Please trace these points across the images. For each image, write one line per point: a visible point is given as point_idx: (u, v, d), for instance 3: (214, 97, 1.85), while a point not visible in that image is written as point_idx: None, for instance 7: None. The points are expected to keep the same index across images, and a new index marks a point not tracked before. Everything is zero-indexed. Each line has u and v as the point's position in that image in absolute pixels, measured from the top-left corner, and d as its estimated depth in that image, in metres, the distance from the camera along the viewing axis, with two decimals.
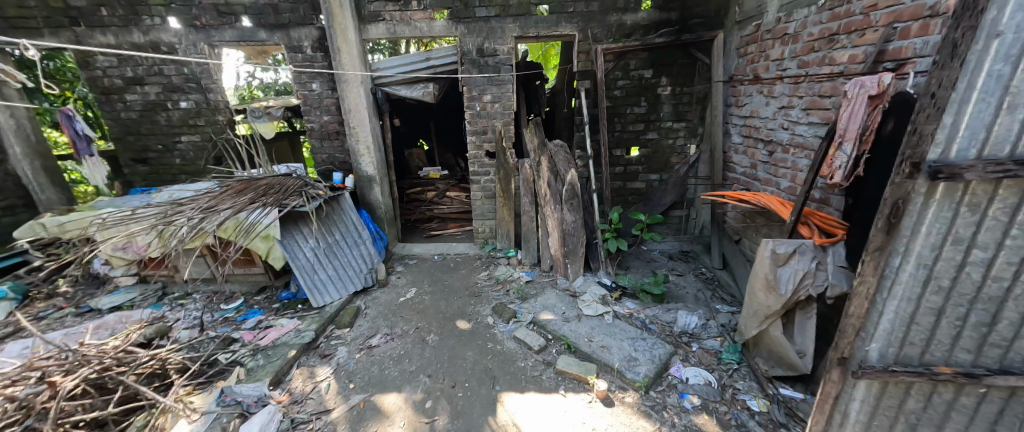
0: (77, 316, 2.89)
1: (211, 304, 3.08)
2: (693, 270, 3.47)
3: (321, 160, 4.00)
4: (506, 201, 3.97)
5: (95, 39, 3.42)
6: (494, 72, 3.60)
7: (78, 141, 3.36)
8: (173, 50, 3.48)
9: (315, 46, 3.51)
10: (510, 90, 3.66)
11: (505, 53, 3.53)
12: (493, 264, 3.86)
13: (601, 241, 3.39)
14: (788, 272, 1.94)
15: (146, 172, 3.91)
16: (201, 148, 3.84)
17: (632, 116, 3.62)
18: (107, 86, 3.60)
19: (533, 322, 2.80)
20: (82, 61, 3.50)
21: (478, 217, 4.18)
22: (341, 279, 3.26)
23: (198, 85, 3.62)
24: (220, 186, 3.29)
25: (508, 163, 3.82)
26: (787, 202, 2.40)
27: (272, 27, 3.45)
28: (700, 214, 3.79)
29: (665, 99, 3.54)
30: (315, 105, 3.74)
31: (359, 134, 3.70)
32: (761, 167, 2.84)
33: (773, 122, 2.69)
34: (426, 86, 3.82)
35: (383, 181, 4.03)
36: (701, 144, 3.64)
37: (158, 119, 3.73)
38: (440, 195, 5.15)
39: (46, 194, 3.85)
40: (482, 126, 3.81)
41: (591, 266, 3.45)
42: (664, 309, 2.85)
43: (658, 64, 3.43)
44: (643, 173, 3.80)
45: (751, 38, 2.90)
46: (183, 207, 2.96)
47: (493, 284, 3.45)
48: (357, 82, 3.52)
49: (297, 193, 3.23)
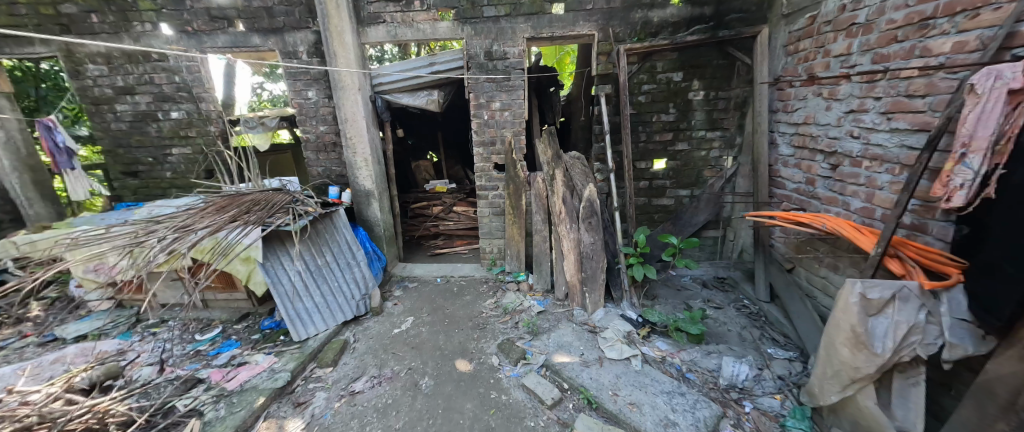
0: (40, 346, 2.61)
1: (185, 334, 2.77)
2: (733, 302, 2.97)
3: (317, 173, 3.72)
4: (516, 219, 3.57)
5: (86, 47, 3.26)
6: (504, 77, 3.26)
7: (56, 153, 3.35)
8: (164, 58, 3.29)
9: (311, 51, 3.27)
10: (521, 96, 3.31)
11: (516, 56, 3.20)
12: (501, 290, 3.44)
13: (624, 267, 2.94)
14: (885, 324, 1.46)
15: (136, 186, 3.71)
16: (193, 160, 3.62)
17: (658, 124, 3.20)
18: (97, 96, 3.42)
19: (545, 365, 2.36)
20: (72, 70, 3.35)
21: (484, 236, 3.78)
22: (329, 307, 2.92)
23: (190, 94, 3.41)
24: (203, 202, 3.05)
25: (518, 177, 3.45)
26: (864, 227, 1.93)
27: (266, 32, 3.24)
28: (738, 235, 3.30)
29: (697, 105, 3.12)
30: (311, 114, 3.48)
31: (356, 146, 3.40)
32: (820, 183, 2.37)
33: (836, 130, 2.23)
34: (430, 93, 3.55)
35: (383, 196, 3.71)
36: (739, 155, 3.19)
37: (149, 130, 3.53)
38: (446, 209, 4.82)
39: (34, 208, 3.67)
40: (490, 136, 3.46)
41: (612, 295, 2.99)
42: (703, 353, 2.37)
43: (688, 65, 3.02)
44: (671, 188, 3.36)
45: (803, 33, 2.48)
46: (158, 225, 2.71)
47: (500, 315, 3.02)
48: (354, 89, 3.24)
49: (284, 209, 2.92)
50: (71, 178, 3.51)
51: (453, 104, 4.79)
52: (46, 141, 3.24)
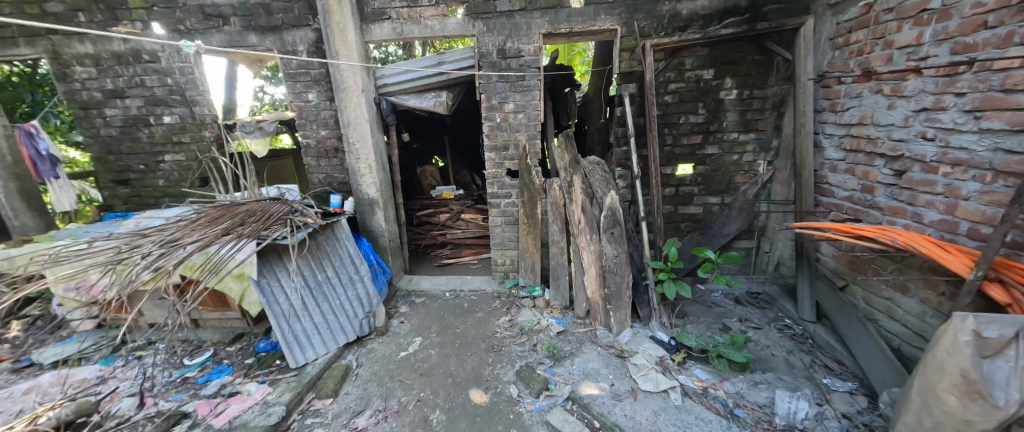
0: (14, 372, 2.38)
1: (173, 358, 2.53)
2: (773, 321, 2.70)
3: (318, 181, 3.49)
4: (531, 228, 3.31)
5: (73, 48, 3.07)
6: (518, 76, 3.03)
7: (38, 162, 3.21)
8: (155, 59, 3.09)
9: (311, 51, 3.06)
10: (536, 97, 3.07)
11: (532, 53, 2.96)
12: (515, 307, 3.17)
13: (652, 283, 2.67)
14: (1006, 369, 1.18)
15: (128, 194, 3.51)
16: (186, 168, 3.41)
17: (686, 126, 2.94)
18: (85, 100, 3.22)
19: (571, 398, 2.10)
20: (59, 73, 3.15)
21: (496, 247, 3.52)
22: (329, 328, 2.67)
23: (183, 98, 3.21)
24: (194, 213, 2.83)
25: (533, 184, 3.21)
26: (947, 244, 1.65)
27: (263, 30, 3.03)
28: (775, 247, 3.02)
29: (729, 105, 2.85)
30: (312, 118, 3.26)
31: (360, 152, 3.17)
32: (881, 192, 2.10)
33: (902, 131, 1.96)
34: (438, 94, 3.32)
35: (388, 204, 3.47)
36: (776, 159, 2.91)
37: (140, 136, 3.32)
38: (454, 217, 4.58)
39: (20, 219, 3.47)
40: (503, 140, 3.22)
41: (638, 313, 2.72)
42: (749, 383, 2.10)
43: (720, 62, 2.77)
44: (700, 195, 3.09)
45: (855, 23, 2.22)
46: (145, 238, 2.49)
47: (515, 336, 2.76)
48: (357, 91, 3.02)
49: (282, 221, 2.69)
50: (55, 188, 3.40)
51: (462, 106, 4.56)
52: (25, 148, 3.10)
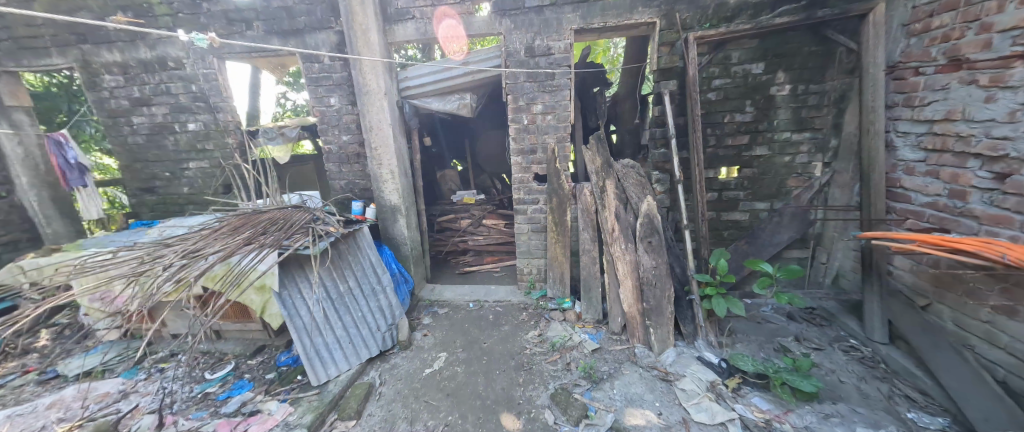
0: (40, 385, 2.35)
1: (194, 371, 2.46)
2: (836, 341, 2.41)
3: (339, 187, 3.40)
4: (560, 237, 3.12)
5: (101, 56, 3.08)
6: (546, 76, 2.85)
7: (67, 171, 3.38)
8: (180, 66, 3.08)
9: (333, 54, 2.97)
10: (567, 97, 2.89)
11: (562, 50, 2.78)
12: (544, 320, 2.98)
13: (697, 298, 2.44)
14: None
15: (153, 202, 3.51)
16: (210, 175, 3.38)
17: (732, 126, 2.70)
18: (113, 109, 3.24)
19: (614, 428, 1.89)
20: (89, 82, 3.17)
21: (522, 256, 3.34)
22: (352, 342, 2.55)
23: (207, 104, 3.18)
24: (216, 221, 2.77)
25: (562, 189, 3.03)
26: None
27: (286, 34, 2.97)
28: (833, 258, 2.73)
29: (781, 101, 2.60)
30: (334, 123, 3.17)
31: (382, 157, 3.06)
32: (977, 198, 1.82)
33: (1006, 127, 1.69)
34: (462, 96, 3.19)
35: (410, 211, 3.35)
36: (834, 161, 2.63)
37: (165, 143, 3.32)
38: (476, 223, 4.43)
39: (52, 226, 3.53)
40: (530, 143, 3.04)
41: (681, 331, 2.48)
42: (819, 416, 1.84)
43: (771, 54, 2.53)
44: (747, 200, 2.83)
45: (939, 6, 1.95)
46: (168, 248, 2.43)
47: (546, 353, 2.56)
48: (380, 94, 2.91)
49: (304, 229, 2.60)
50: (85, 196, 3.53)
51: (487, 108, 4.44)
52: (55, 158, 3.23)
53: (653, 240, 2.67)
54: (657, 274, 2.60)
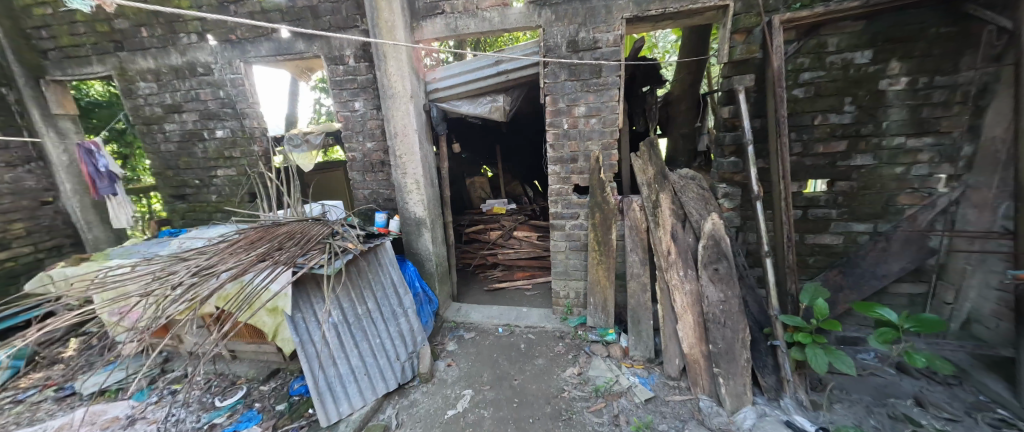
0: (57, 402, 2.31)
1: (205, 397, 2.30)
2: (977, 410, 1.84)
3: (363, 197, 3.19)
4: (603, 257, 2.72)
5: (136, 63, 3.08)
6: (592, 73, 2.48)
7: (96, 178, 3.26)
8: (209, 71, 3.00)
9: (358, 55, 2.77)
10: (615, 97, 2.49)
11: (611, 44, 2.40)
12: (584, 354, 2.58)
13: (783, 345, 1.95)
14: None
15: (184, 209, 3.48)
16: (236, 183, 3.29)
17: (822, 129, 2.21)
18: (148, 116, 3.23)
19: None
20: (126, 89, 3.18)
21: (558, 277, 2.95)
22: (367, 373, 2.30)
23: (234, 111, 3.09)
24: (235, 233, 2.63)
25: (607, 203, 2.63)
26: None
27: (310, 35, 2.80)
28: (964, 297, 2.14)
29: (893, 98, 2.06)
30: (357, 128, 2.96)
31: (407, 165, 2.81)
32: None
33: None
34: (495, 99, 2.89)
35: (436, 224, 3.07)
36: (966, 175, 2.05)
37: (195, 151, 3.27)
38: (506, 235, 4.11)
39: (93, 232, 3.60)
40: (570, 151, 2.67)
41: (759, 383, 2.00)
42: None
43: (882, 39, 2.01)
44: (840, 220, 2.31)
45: None
46: (182, 263, 2.30)
47: (588, 399, 2.17)
48: (406, 97, 2.67)
49: (321, 245, 2.38)
50: (114, 204, 3.46)
51: (524, 116, 4.30)
52: (84, 165, 3.17)
53: (720, 267, 2.23)
54: (727, 310, 2.14)
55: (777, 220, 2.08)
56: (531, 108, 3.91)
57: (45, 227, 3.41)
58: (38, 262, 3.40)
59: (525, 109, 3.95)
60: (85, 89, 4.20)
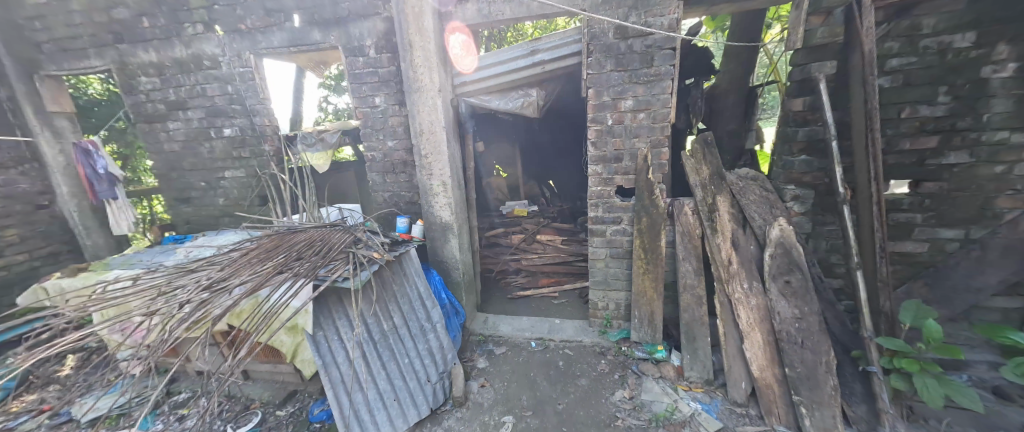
0: (51, 430, 2.10)
1: (217, 425, 2.07)
2: None
3: (383, 200, 2.95)
4: (651, 267, 2.47)
5: (137, 57, 2.84)
6: (642, 63, 2.23)
7: (95, 181, 3.04)
8: (216, 64, 2.77)
9: (379, 45, 2.52)
10: (668, 88, 2.23)
11: (665, 29, 2.15)
12: (632, 374, 2.34)
13: (880, 371, 1.68)
14: None
15: (190, 213, 3.24)
16: (245, 185, 3.05)
17: (910, 123, 1.96)
18: (150, 113, 3.00)
19: None
20: (126, 85, 2.95)
21: (597, 287, 2.70)
22: (397, 398, 2.08)
23: (243, 107, 2.86)
24: (247, 241, 2.40)
25: (655, 207, 2.39)
26: None
27: (327, 24, 2.56)
28: None
29: (998, 87, 1.81)
30: (377, 126, 2.72)
31: (433, 166, 2.57)
32: None
33: None
34: (527, 94, 2.68)
35: (462, 229, 2.83)
36: None
37: (201, 151, 3.03)
38: (529, 239, 3.88)
39: (92, 238, 3.37)
40: (614, 149, 2.42)
41: (847, 414, 1.76)
42: None
43: (988, 19, 1.75)
44: (925, 226, 2.06)
45: None
46: (189, 277, 2.06)
47: (647, 429, 1.94)
48: (433, 90, 2.42)
49: (343, 255, 2.15)
50: (115, 208, 3.24)
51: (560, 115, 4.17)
52: (81, 166, 2.95)
53: (793, 279, 1.99)
54: (805, 328, 1.90)
55: (863, 227, 1.83)
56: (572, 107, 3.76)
57: (40, 233, 3.18)
58: (33, 271, 3.18)
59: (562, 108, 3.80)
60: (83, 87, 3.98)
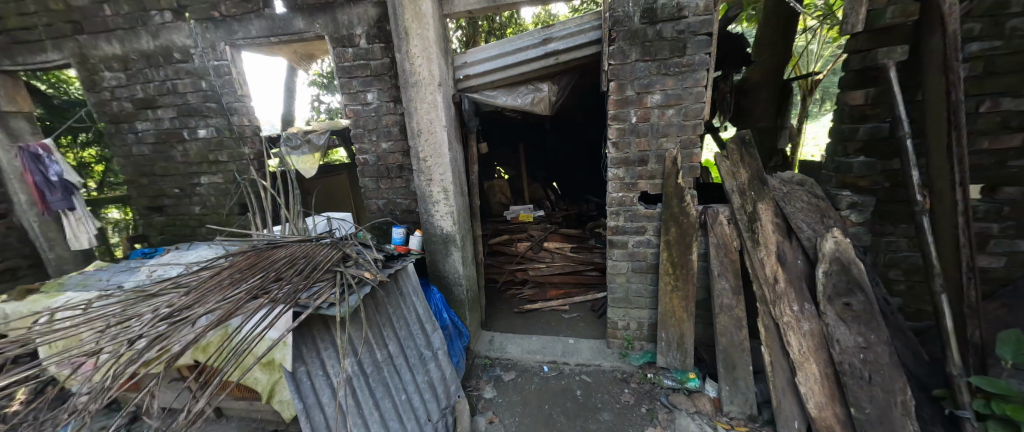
0: None
1: None
2: None
3: (377, 208, 2.65)
4: (680, 283, 2.17)
5: (99, 49, 2.53)
6: (672, 51, 1.94)
7: (46, 190, 2.71)
8: (187, 57, 2.46)
9: (371, 33, 2.23)
10: (703, 81, 1.94)
11: (700, 11, 1.86)
12: (661, 407, 2.07)
13: (972, 417, 1.41)
14: None
15: (163, 223, 2.93)
16: (223, 192, 2.74)
17: (989, 119, 1.67)
18: (116, 113, 2.69)
19: None
20: (88, 81, 2.64)
21: (617, 304, 2.40)
22: None
23: (219, 105, 2.55)
24: (221, 258, 2.10)
25: (685, 216, 2.10)
26: None
27: (312, 10, 2.26)
28: None
29: None
30: (370, 125, 2.42)
31: (433, 170, 2.27)
32: None
33: None
34: (538, 88, 2.42)
35: (466, 241, 2.54)
36: None
37: (174, 154, 2.72)
38: (536, 247, 3.53)
39: (56, 250, 3.06)
40: (638, 150, 2.12)
41: None
42: None
43: None
44: (1002, 237, 1.78)
45: None
46: (148, 304, 1.76)
47: None
48: (433, 85, 2.12)
49: (331, 275, 1.86)
50: (71, 220, 2.93)
51: (572, 118, 4.16)
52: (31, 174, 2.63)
53: (853, 302, 1.72)
54: (871, 361, 1.62)
55: (942, 242, 1.56)
56: (588, 105, 3.68)
57: None
58: None
59: (577, 107, 3.70)
60: (62, 86, 3.64)
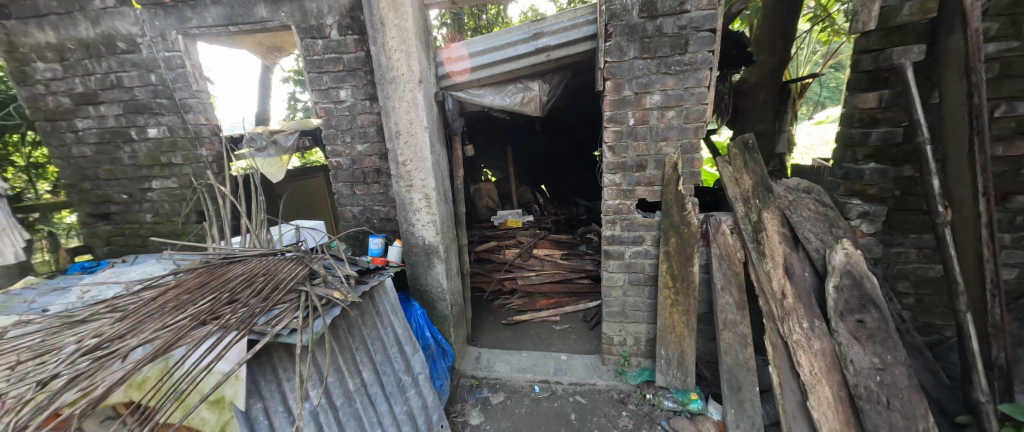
0: None
1: None
2: None
3: (352, 216, 2.42)
4: (681, 297, 2.03)
5: (31, 37, 2.23)
6: (673, 48, 1.79)
7: None
8: (133, 47, 2.18)
9: (344, 24, 2.01)
10: (706, 81, 1.80)
11: (704, 5, 1.72)
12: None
13: None
14: None
15: (110, 233, 2.62)
16: (178, 198, 2.46)
17: (1005, 124, 1.58)
18: (51, 109, 2.37)
19: None
20: (18, 72, 2.32)
21: (612, 319, 2.24)
22: None
23: (171, 101, 2.28)
24: (168, 276, 1.83)
25: (686, 225, 1.96)
26: None
27: None
28: None
29: None
30: (343, 125, 2.20)
31: (413, 174, 2.07)
32: None
33: None
34: (527, 87, 2.26)
35: (449, 251, 2.34)
36: None
37: (120, 156, 2.42)
38: (525, 254, 3.33)
39: None
40: (636, 155, 1.96)
41: None
42: None
43: None
44: (1015, 248, 1.70)
45: None
46: (73, 332, 1.49)
47: None
48: (414, 82, 1.92)
49: (295, 295, 1.63)
50: None
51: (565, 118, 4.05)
52: None
53: (866, 319, 1.60)
54: (889, 383, 1.50)
55: (963, 256, 1.45)
56: (581, 105, 3.57)
57: None
58: None
59: (570, 107, 3.58)
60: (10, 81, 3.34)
